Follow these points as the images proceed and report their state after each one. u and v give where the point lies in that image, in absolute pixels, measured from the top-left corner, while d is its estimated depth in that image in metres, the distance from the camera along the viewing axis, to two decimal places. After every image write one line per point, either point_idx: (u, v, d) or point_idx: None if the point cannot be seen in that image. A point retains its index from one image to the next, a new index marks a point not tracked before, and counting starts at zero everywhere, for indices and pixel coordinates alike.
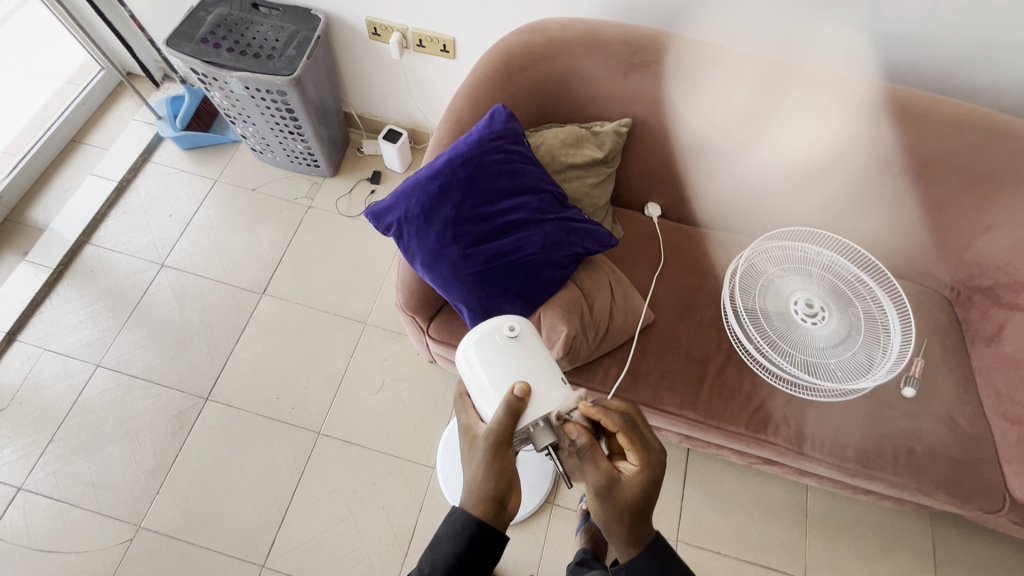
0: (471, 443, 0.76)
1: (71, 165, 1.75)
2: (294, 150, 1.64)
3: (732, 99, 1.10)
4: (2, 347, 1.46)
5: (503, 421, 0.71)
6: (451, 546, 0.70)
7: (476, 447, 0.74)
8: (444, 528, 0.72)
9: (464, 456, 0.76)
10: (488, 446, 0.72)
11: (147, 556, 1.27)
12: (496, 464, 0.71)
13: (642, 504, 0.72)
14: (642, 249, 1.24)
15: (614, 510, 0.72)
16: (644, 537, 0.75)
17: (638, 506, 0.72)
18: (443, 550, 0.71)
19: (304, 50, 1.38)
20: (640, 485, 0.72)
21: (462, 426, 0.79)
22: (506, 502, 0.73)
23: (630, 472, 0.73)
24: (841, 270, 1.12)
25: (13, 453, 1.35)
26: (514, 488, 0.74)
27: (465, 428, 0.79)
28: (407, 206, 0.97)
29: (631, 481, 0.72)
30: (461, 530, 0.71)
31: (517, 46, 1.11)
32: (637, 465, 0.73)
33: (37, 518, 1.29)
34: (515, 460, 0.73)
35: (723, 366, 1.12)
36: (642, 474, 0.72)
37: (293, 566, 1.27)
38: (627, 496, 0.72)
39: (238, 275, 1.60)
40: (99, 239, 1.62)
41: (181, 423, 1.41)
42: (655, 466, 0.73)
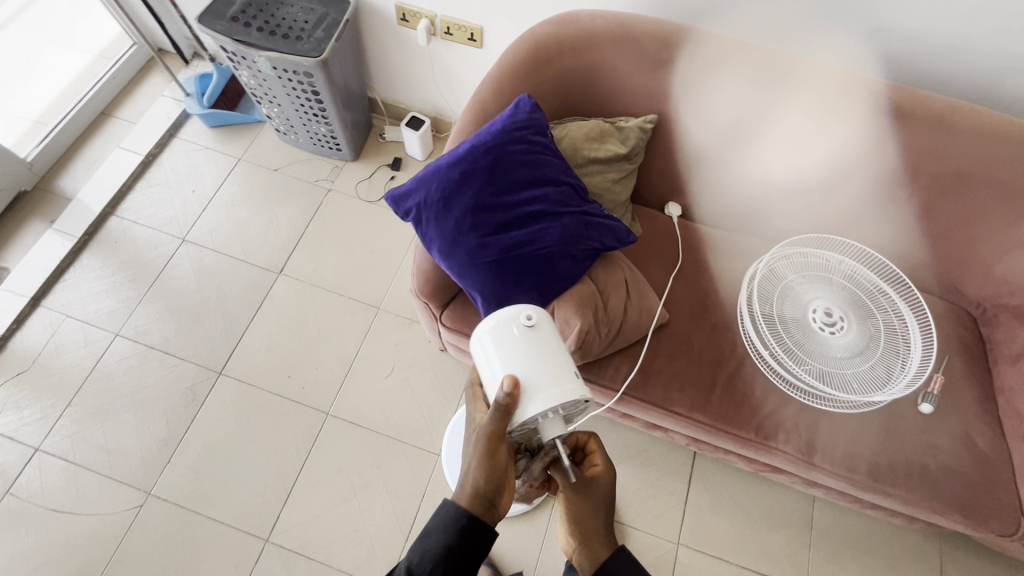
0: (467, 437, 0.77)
1: (100, 137, 1.78)
2: (317, 133, 1.65)
3: (760, 101, 1.08)
4: (27, 311, 1.50)
5: (496, 419, 0.73)
6: (440, 537, 0.70)
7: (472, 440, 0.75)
8: (434, 518, 0.72)
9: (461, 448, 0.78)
10: (481, 443, 0.73)
11: (155, 523, 1.30)
12: (487, 461, 0.72)
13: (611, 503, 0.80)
14: (660, 248, 1.23)
15: (587, 508, 0.78)
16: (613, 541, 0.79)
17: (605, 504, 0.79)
18: (432, 542, 0.71)
19: (332, 32, 1.39)
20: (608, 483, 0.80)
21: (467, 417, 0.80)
22: (498, 501, 0.73)
23: (597, 473, 0.81)
24: (863, 280, 1.10)
25: (32, 415, 1.39)
26: (506, 489, 0.75)
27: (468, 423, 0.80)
28: (427, 191, 0.97)
29: (600, 479, 0.80)
30: (451, 521, 0.71)
31: (545, 37, 1.10)
32: (602, 466, 0.81)
33: (52, 479, 1.33)
34: (506, 459, 0.74)
35: (735, 371, 1.10)
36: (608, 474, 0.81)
37: (297, 542, 1.29)
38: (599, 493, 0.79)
39: (256, 253, 1.61)
40: (124, 211, 1.65)
41: (194, 394, 1.43)
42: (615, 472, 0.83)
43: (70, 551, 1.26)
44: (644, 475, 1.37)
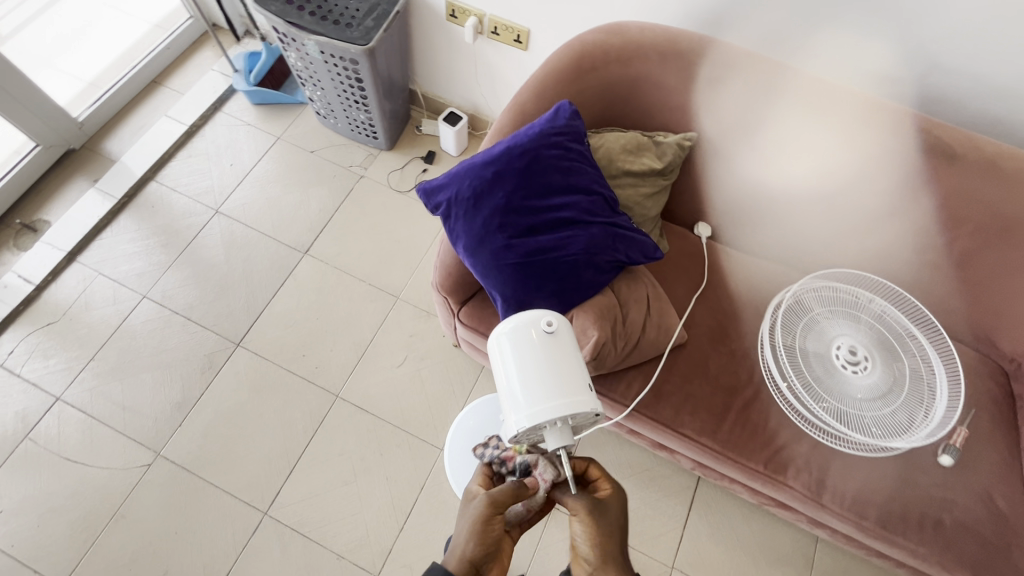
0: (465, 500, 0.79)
1: (148, 104, 1.84)
2: (356, 119, 1.68)
3: (801, 130, 1.06)
4: (62, 265, 1.55)
5: (505, 492, 0.74)
6: None
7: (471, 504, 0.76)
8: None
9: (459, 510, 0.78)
10: (481, 506, 0.74)
11: (161, 483, 1.33)
12: (481, 523, 0.73)
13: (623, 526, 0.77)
14: (686, 267, 1.21)
15: (609, 529, 0.75)
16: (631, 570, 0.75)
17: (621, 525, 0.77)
18: None
19: (382, 22, 1.40)
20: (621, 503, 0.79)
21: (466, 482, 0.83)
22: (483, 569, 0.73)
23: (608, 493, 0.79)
24: (893, 322, 1.06)
25: (57, 364, 1.44)
26: (496, 560, 0.74)
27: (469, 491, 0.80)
28: (459, 188, 0.97)
29: (612, 499, 0.78)
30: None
31: (592, 44, 1.09)
32: (609, 489, 0.80)
33: (69, 429, 1.37)
34: (500, 529, 0.74)
35: (750, 400, 1.08)
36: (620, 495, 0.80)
37: (294, 519, 1.31)
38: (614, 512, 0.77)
39: (285, 231, 1.64)
40: (163, 178, 1.70)
41: (210, 362, 1.46)
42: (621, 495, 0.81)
43: (78, 500, 1.30)
44: (644, 495, 1.35)
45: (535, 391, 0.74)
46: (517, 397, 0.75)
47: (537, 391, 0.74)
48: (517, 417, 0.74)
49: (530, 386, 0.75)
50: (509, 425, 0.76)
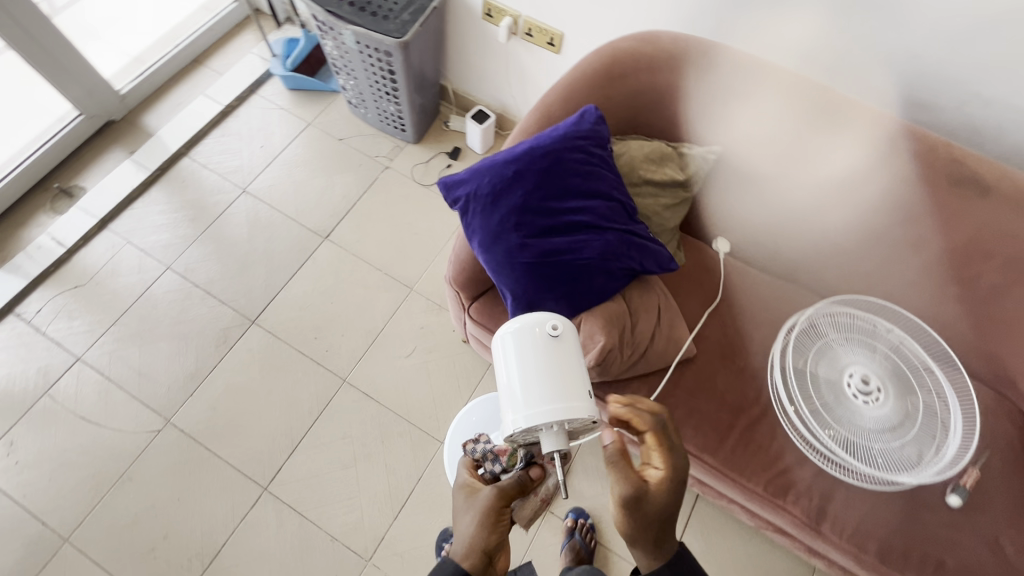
0: (465, 495, 0.77)
1: (188, 82, 1.89)
2: (385, 111, 1.71)
3: (826, 151, 1.05)
4: (93, 231, 1.61)
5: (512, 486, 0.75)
6: None
7: (475, 499, 0.75)
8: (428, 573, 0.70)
9: (459, 508, 0.77)
10: (488, 499, 0.74)
11: (169, 449, 1.37)
12: (491, 516, 0.73)
13: (669, 510, 0.71)
14: (701, 282, 1.20)
15: (644, 515, 0.70)
16: (670, 544, 0.74)
17: (665, 513, 0.71)
18: None
19: (418, 17, 1.43)
20: (673, 490, 0.71)
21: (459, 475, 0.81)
22: (493, 560, 0.72)
23: (659, 477, 0.72)
24: (911, 354, 1.04)
25: (80, 326, 1.49)
26: (503, 550, 0.74)
27: (465, 484, 0.79)
28: (478, 184, 0.98)
29: (659, 484, 0.71)
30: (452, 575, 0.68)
31: (624, 51, 1.09)
32: (663, 468, 0.72)
33: (86, 389, 1.42)
34: (507, 522, 0.74)
35: (755, 421, 1.07)
36: (674, 480, 0.72)
37: (292, 497, 1.33)
38: (656, 505, 0.70)
39: (307, 215, 1.68)
40: (196, 154, 1.75)
41: (225, 337, 1.50)
42: (680, 471, 0.73)
43: (90, 458, 1.34)
44: None
45: (534, 392, 0.74)
46: (516, 397, 0.75)
47: (537, 393, 0.74)
48: (515, 417, 0.74)
49: (530, 387, 0.75)
50: (506, 424, 0.76)
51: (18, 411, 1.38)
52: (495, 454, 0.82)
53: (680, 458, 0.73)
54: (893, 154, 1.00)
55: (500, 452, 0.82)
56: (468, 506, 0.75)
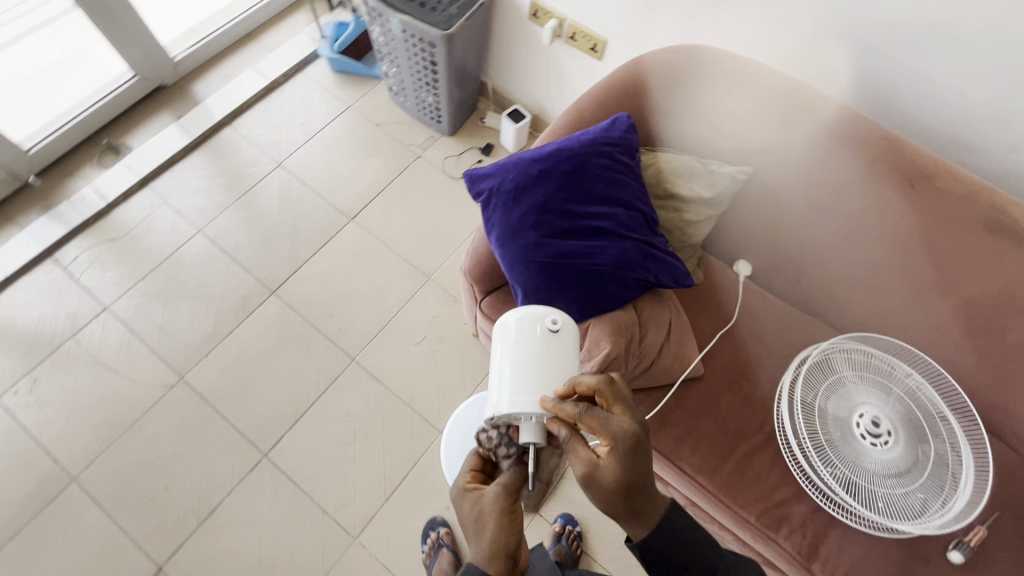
0: (468, 505, 0.72)
1: (240, 55, 1.95)
2: (424, 101, 1.73)
3: (856, 181, 1.02)
4: (134, 188, 1.67)
5: (513, 476, 0.73)
6: None
7: (484, 503, 0.71)
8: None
9: (467, 518, 0.72)
10: (499, 498, 0.71)
11: (179, 405, 1.41)
12: (506, 514, 0.70)
13: (632, 483, 0.67)
14: (717, 302, 1.19)
15: (605, 492, 0.67)
16: (651, 506, 0.70)
17: (628, 487, 0.67)
18: None
19: (465, 12, 1.45)
20: (626, 462, 0.66)
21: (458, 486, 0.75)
22: (517, 558, 0.69)
23: (605, 455, 0.67)
24: (927, 401, 1.00)
25: (111, 277, 1.55)
26: (523, 544, 0.72)
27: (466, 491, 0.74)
28: (502, 179, 0.99)
29: (608, 461, 0.67)
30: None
31: (662, 62, 1.09)
32: (606, 445, 0.67)
33: (109, 338, 1.48)
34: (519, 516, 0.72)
35: (756, 449, 1.05)
36: (622, 451, 0.67)
37: (289, 467, 1.36)
38: (609, 484, 0.66)
39: (337, 194, 1.71)
40: (238, 125, 1.81)
41: (244, 304, 1.54)
42: (626, 440, 0.67)
43: (105, 404, 1.40)
44: None
45: (521, 381, 0.76)
46: (504, 382, 0.77)
47: (524, 382, 0.75)
48: (499, 401, 0.76)
49: (519, 374, 0.76)
50: (489, 406, 0.78)
51: (45, 351, 1.45)
52: (506, 435, 0.75)
53: (621, 425, 0.67)
54: (921, 189, 0.98)
55: (511, 432, 0.76)
56: (474, 514, 0.71)
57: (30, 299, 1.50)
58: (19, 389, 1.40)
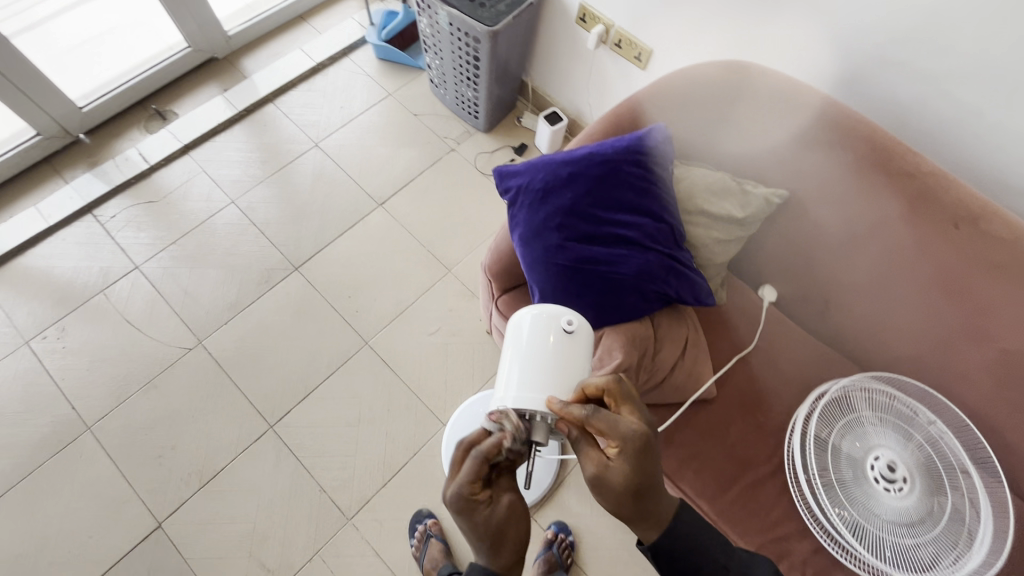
0: (485, 519, 0.67)
1: (290, 36, 2.00)
2: (463, 96, 1.74)
3: (895, 215, 0.99)
4: (176, 154, 1.72)
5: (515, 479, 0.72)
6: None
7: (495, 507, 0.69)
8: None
9: (474, 524, 0.68)
10: (514, 502, 0.70)
11: (195, 369, 1.45)
12: (519, 513, 0.71)
13: (642, 484, 0.67)
14: (738, 326, 1.16)
15: (618, 493, 0.67)
16: (660, 505, 0.71)
17: (639, 488, 0.67)
18: None
19: (513, 10, 1.45)
20: (635, 463, 0.66)
21: (470, 500, 0.66)
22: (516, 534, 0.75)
23: (618, 458, 0.67)
24: (949, 452, 0.95)
25: (145, 238, 1.60)
26: None
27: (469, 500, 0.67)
28: (531, 179, 1.00)
29: (620, 462, 0.67)
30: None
31: (707, 75, 1.07)
32: (617, 448, 0.67)
33: (137, 296, 1.52)
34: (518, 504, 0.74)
35: (762, 480, 1.02)
36: (631, 452, 0.66)
37: (293, 441, 1.38)
38: (619, 485, 0.67)
39: (368, 179, 1.73)
40: (281, 103, 1.85)
41: (268, 277, 1.57)
42: (639, 442, 0.66)
43: (126, 359, 1.44)
44: (625, 538, 1.30)
45: (530, 378, 0.76)
46: (513, 377, 0.77)
47: (533, 379, 0.75)
48: (505, 395, 0.76)
49: (530, 371, 0.76)
50: (495, 397, 0.78)
51: (76, 302, 1.50)
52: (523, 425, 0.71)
53: (630, 427, 0.67)
54: (966, 232, 0.94)
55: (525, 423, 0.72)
56: (493, 523, 0.68)
57: (67, 251, 1.56)
58: (48, 336, 1.46)
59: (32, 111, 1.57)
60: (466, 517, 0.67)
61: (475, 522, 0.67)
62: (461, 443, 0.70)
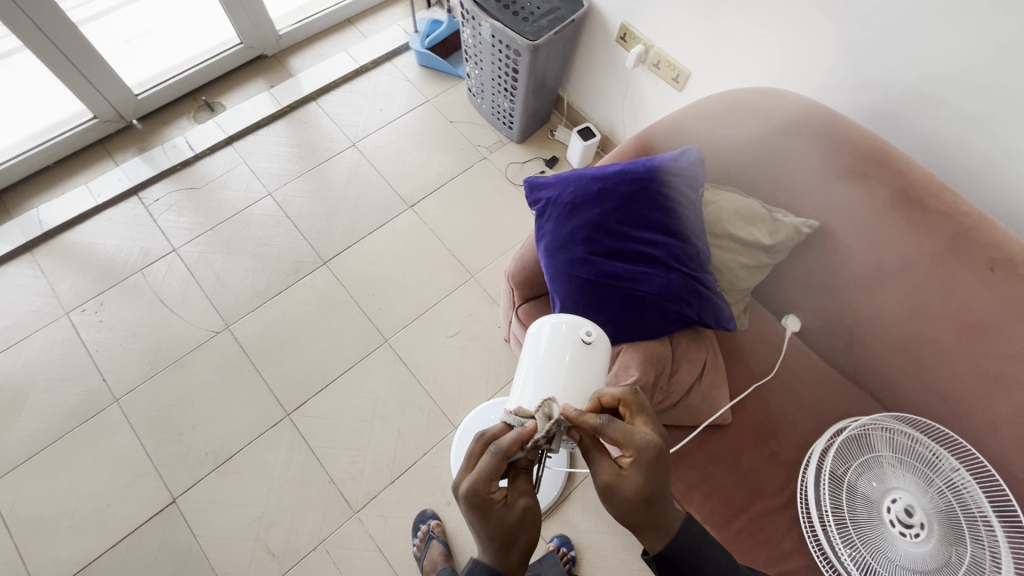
0: (498, 519, 0.68)
1: (337, 38, 2.06)
2: (499, 106, 1.77)
3: (928, 254, 0.97)
4: (220, 144, 1.80)
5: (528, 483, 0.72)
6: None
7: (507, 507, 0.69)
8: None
9: (487, 522, 0.68)
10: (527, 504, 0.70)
11: (220, 352, 1.49)
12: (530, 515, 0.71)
13: (653, 494, 0.67)
14: (759, 355, 1.15)
15: (629, 502, 0.67)
16: (668, 517, 0.71)
17: (649, 497, 0.67)
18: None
19: (555, 26, 1.47)
20: (648, 473, 0.67)
21: (485, 498, 0.66)
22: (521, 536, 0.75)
23: (631, 467, 0.68)
24: (972, 502, 0.89)
25: (185, 223, 1.66)
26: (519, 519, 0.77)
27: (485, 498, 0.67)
28: (561, 192, 1.01)
29: (633, 471, 0.67)
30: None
31: (744, 102, 1.07)
32: (631, 457, 0.67)
33: (172, 278, 1.58)
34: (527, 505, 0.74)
35: (772, 511, 1.01)
36: (644, 462, 0.67)
37: (308, 431, 1.41)
38: (630, 494, 0.67)
39: (401, 181, 1.77)
40: (323, 102, 1.91)
41: (297, 269, 1.62)
42: (653, 452, 0.67)
43: (156, 338, 1.50)
44: (627, 558, 1.29)
45: (545, 384, 0.78)
46: (529, 381, 0.79)
47: (547, 385, 0.78)
48: (522, 397, 0.79)
49: (546, 377, 0.79)
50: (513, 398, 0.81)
51: (115, 279, 1.57)
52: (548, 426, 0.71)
53: (645, 437, 0.67)
54: (1002, 276, 0.91)
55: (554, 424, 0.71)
56: (505, 522, 0.68)
57: (111, 230, 1.64)
58: (87, 309, 1.53)
59: (92, 95, 1.66)
60: (480, 514, 0.68)
61: (488, 520, 0.68)
62: (481, 437, 0.72)
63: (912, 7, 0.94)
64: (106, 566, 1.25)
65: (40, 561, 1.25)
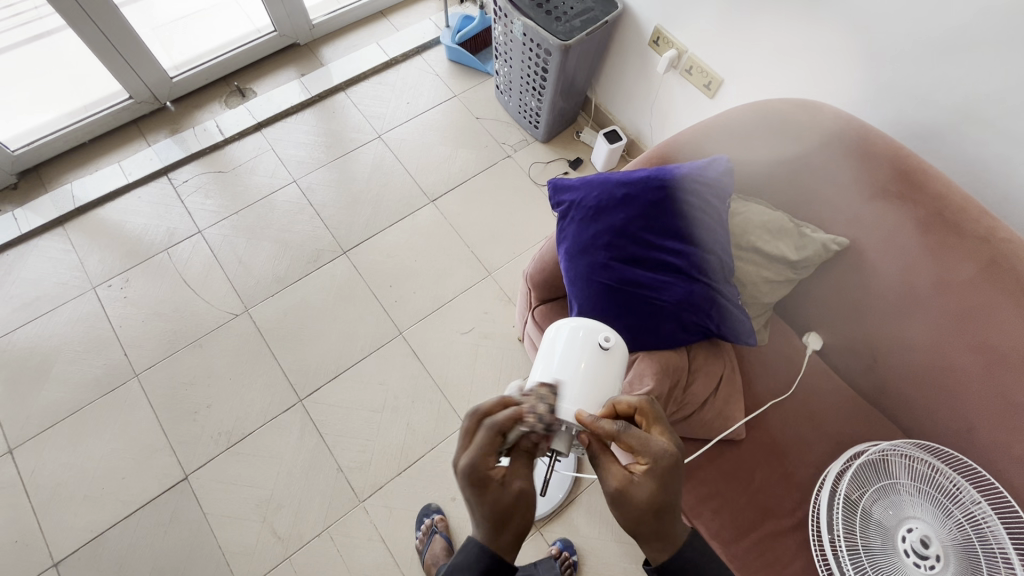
0: (494, 499, 0.66)
1: (368, 30, 2.07)
2: (527, 105, 1.76)
3: (960, 279, 0.94)
4: (249, 130, 1.82)
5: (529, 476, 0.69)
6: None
7: (496, 487, 0.66)
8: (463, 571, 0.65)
9: (475, 498, 0.66)
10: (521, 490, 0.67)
11: (238, 335, 1.52)
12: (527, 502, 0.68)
13: (664, 503, 0.66)
14: (777, 371, 1.14)
15: (637, 506, 0.66)
16: (676, 528, 0.70)
17: (658, 506, 0.66)
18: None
19: (587, 27, 1.46)
20: (661, 482, 0.66)
21: (482, 473, 0.65)
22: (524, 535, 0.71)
23: (643, 473, 0.67)
24: (992, 538, 0.85)
25: (211, 206, 1.69)
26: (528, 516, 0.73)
27: (479, 474, 0.65)
28: (585, 195, 1.01)
29: (646, 477, 0.66)
30: (486, 574, 0.66)
31: (778, 112, 1.05)
32: (646, 463, 0.67)
33: (196, 259, 1.61)
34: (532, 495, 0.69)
35: (783, 532, 0.98)
36: (660, 471, 0.66)
37: (319, 417, 1.43)
38: (641, 502, 0.66)
39: (423, 175, 1.78)
40: (352, 92, 1.92)
41: (316, 257, 1.63)
42: (672, 460, 0.67)
43: (177, 317, 1.53)
44: (629, 567, 1.28)
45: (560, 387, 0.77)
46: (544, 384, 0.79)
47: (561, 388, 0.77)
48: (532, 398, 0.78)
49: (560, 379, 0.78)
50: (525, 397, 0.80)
51: (141, 257, 1.60)
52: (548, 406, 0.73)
53: (660, 446, 0.67)
54: None
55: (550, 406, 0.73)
56: (499, 503, 0.66)
57: (141, 208, 1.67)
58: (113, 284, 1.56)
59: (129, 75, 1.70)
60: (476, 491, 0.66)
61: (483, 496, 0.66)
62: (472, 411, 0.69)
63: (962, 24, 0.91)
64: (118, 536, 1.29)
65: (55, 527, 1.29)
